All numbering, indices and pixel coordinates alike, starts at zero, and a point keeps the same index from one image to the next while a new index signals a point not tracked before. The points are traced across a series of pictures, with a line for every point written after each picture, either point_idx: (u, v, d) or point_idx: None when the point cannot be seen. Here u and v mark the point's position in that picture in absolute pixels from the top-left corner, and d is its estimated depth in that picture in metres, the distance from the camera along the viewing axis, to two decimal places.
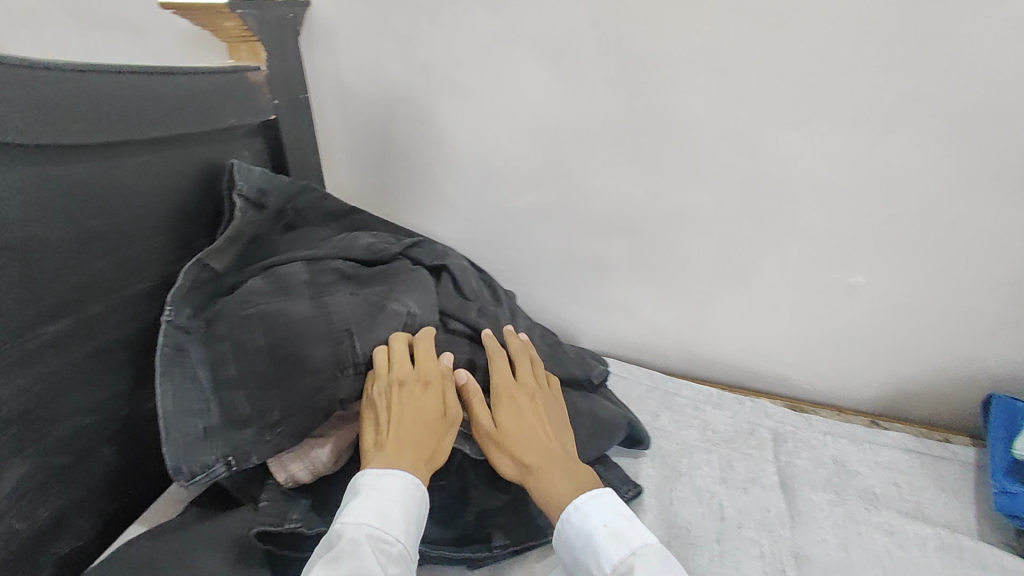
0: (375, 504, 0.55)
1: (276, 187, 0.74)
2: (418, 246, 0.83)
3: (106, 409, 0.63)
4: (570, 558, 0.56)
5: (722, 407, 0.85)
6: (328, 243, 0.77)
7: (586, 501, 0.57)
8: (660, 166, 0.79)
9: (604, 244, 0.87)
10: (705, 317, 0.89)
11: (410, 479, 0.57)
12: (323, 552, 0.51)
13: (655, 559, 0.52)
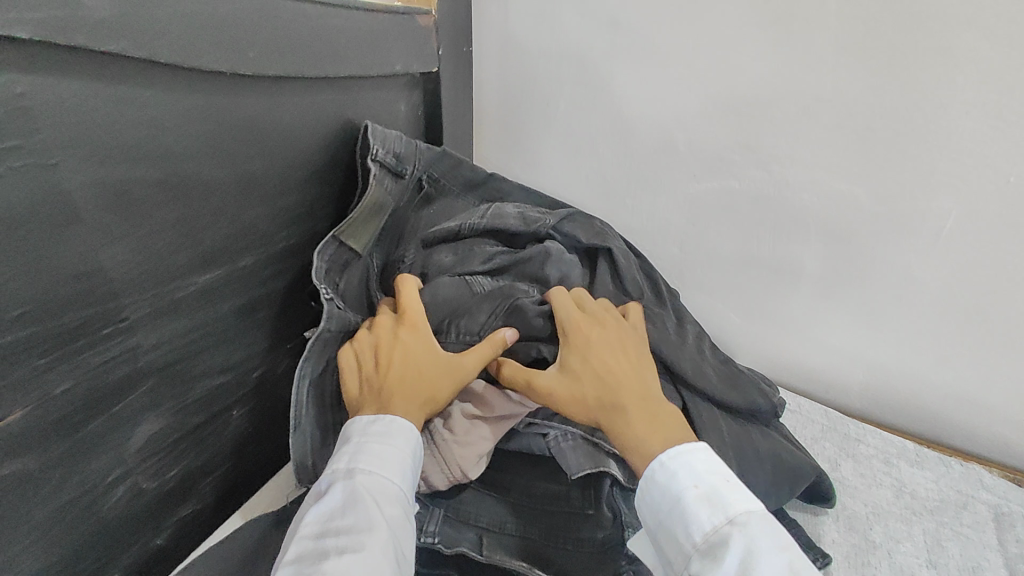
0: (367, 449, 0.48)
1: (416, 154, 0.67)
2: (574, 219, 0.69)
3: (240, 368, 0.60)
4: (653, 521, 0.47)
5: (921, 466, 0.69)
6: (474, 213, 0.66)
7: (676, 457, 0.47)
8: (893, 161, 0.65)
9: (794, 246, 0.74)
10: (908, 348, 0.74)
11: (403, 423, 0.50)
12: (314, 508, 0.46)
13: (757, 530, 0.42)
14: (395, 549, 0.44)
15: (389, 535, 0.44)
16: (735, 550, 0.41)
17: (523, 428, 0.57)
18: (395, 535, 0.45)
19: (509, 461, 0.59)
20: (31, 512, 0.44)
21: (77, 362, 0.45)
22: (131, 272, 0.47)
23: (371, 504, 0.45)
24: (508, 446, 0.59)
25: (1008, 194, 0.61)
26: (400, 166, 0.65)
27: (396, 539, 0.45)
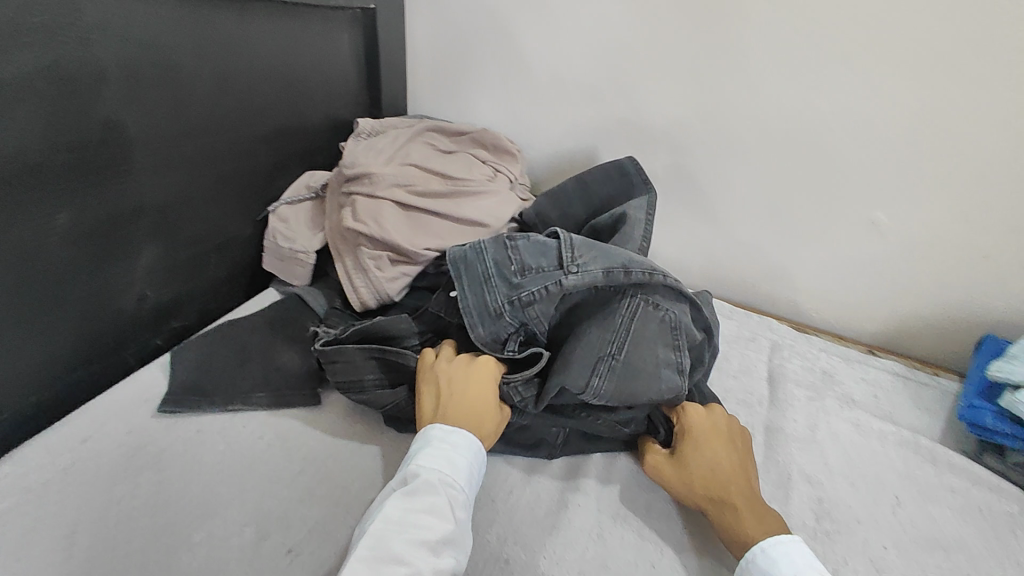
0: (447, 456, 0.54)
1: (532, 286, 0.63)
2: (685, 362, 0.61)
3: (218, 225, 0.78)
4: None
5: (731, 317, 0.94)
6: (585, 354, 0.60)
7: (777, 546, 0.53)
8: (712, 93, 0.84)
9: (652, 160, 0.93)
10: (739, 245, 0.94)
11: (473, 441, 0.57)
12: (402, 495, 0.51)
13: None
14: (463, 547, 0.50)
15: (453, 540, 0.49)
16: None
17: (433, 271, 0.75)
18: (458, 544, 0.50)
19: (420, 295, 0.76)
20: (70, 292, 0.63)
21: (95, 190, 0.62)
22: (134, 130, 0.64)
23: (450, 510, 0.50)
24: (423, 286, 0.76)
25: (791, 117, 0.81)
26: (506, 313, 0.63)
27: (458, 545, 0.49)
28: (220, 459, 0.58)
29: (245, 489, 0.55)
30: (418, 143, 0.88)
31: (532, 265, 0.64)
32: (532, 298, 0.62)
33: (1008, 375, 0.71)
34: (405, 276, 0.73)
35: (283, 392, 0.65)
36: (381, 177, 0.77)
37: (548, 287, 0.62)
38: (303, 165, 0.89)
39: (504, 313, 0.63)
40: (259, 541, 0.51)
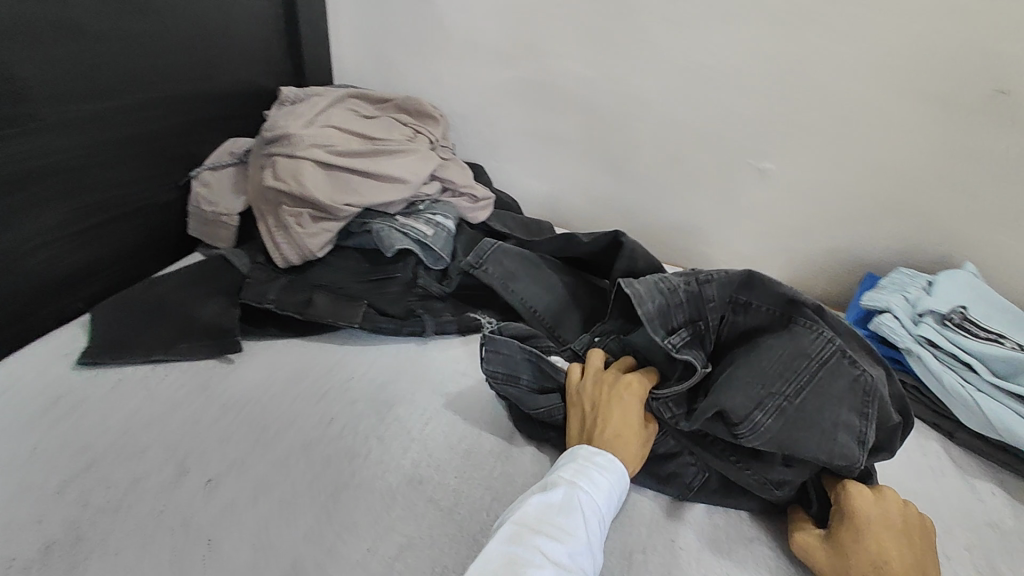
0: (589, 472, 0.52)
1: (731, 294, 0.59)
2: (868, 433, 0.53)
3: (135, 186, 0.77)
4: None
5: None
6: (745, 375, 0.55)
7: None
8: (617, 53, 0.90)
9: (566, 121, 0.99)
10: (650, 200, 1.00)
11: (625, 466, 0.54)
12: (539, 497, 0.49)
13: None
14: (593, 562, 0.47)
15: (583, 546, 0.47)
16: None
17: (357, 229, 0.79)
18: (591, 552, 0.47)
19: (345, 253, 0.80)
20: None
21: (6, 140, 0.61)
22: (39, 87, 0.63)
23: (581, 517, 0.48)
24: (349, 245, 0.80)
25: (687, 74, 0.88)
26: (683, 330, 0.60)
27: (587, 550, 0.47)
28: (141, 405, 0.59)
29: (165, 430, 0.57)
30: (336, 106, 0.89)
31: (754, 281, 0.58)
32: (720, 290, 0.59)
33: (876, 303, 0.80)
34: (328, 232, 0.76)
35: (204, 343, 0.66)
36: (299, 137, 0.79)
37: (760, 304, 0.58)
38: (224, 131, 0.89)
39: (701, 324, 0.60)
40: (180, 473, 0.53)
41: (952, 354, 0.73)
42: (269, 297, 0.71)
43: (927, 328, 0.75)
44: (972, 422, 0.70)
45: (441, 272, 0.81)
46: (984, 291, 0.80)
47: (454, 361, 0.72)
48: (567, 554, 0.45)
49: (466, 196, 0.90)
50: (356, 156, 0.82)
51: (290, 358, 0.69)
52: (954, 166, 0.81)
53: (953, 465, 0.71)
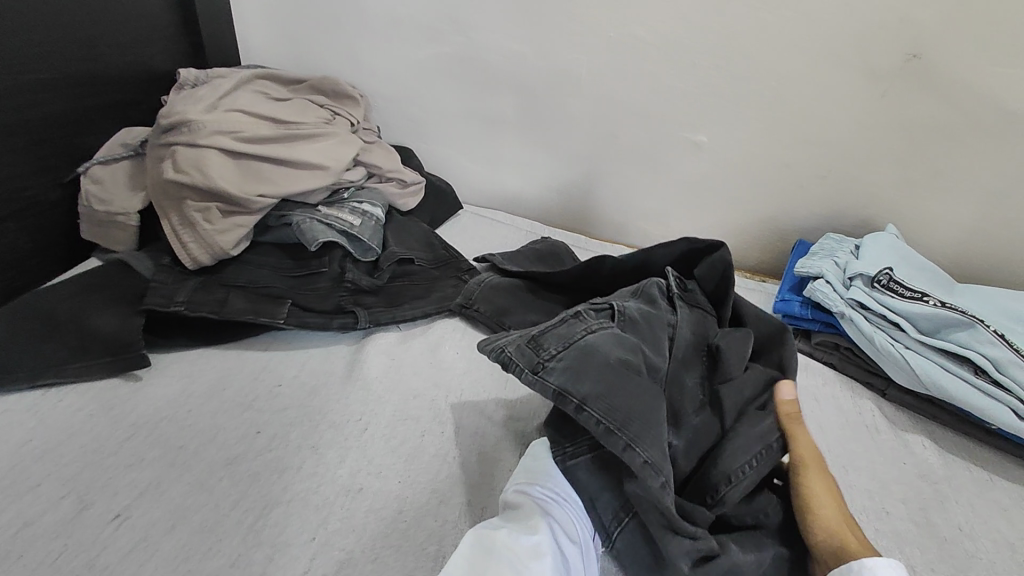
0: (526, 466, 0.51)
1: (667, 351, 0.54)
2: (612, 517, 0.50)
3: (9, 186, 0.67)
4: None
5: (586, 248, 0.97)
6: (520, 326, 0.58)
7: None
8: (545, 26, 0.86)
9: (496, 99, 0.94)
10: (587, 177, 0.98)
11: None
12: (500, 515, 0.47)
13: None
14: (563, 554, 0.44)
15: (563, 541, 0.45)
16: None
17: (275, 222, 0.74)
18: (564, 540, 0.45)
19: (264, 249, 0.74)
20: None
21: None
22: None
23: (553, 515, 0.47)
24: (267, 240, 0.74)
25: (618, 47, 0.85)
26: (544, 339, 0.52)
27: (568, 544, 0.45)
28: (28, 436, 0.52)
29: (62, 460, 0.50)
30: (244, 89, 0.82)
31: (578, 343, 0.51)
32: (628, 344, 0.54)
33: (808, 269, 0.81)
34: (242, 228, 0.70)
35: (103, 359, 0.59)
36: (200, 124, 0.71)
37: (587, 333, 0.52)
38: (116, 122, 0.80)
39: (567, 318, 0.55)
40: (80, 509, 0.47)
41: (880, 314, 0.75)
42: (173, 298, 0.64)
43: (857, 290, 0.77)
44: (903, 379, 0.72)
45: (372, 264, 0.75)
46: (905, 250, 0.82)
47: (389, 356, 0.68)
48: (536, 546, 0.43)
49: (394, 180, 0.86)
50: (268, 142, 0.75)
51: (207, 369, 0.63)
52: (875, 134, 0.83)
53: (887, 421, 0.73)
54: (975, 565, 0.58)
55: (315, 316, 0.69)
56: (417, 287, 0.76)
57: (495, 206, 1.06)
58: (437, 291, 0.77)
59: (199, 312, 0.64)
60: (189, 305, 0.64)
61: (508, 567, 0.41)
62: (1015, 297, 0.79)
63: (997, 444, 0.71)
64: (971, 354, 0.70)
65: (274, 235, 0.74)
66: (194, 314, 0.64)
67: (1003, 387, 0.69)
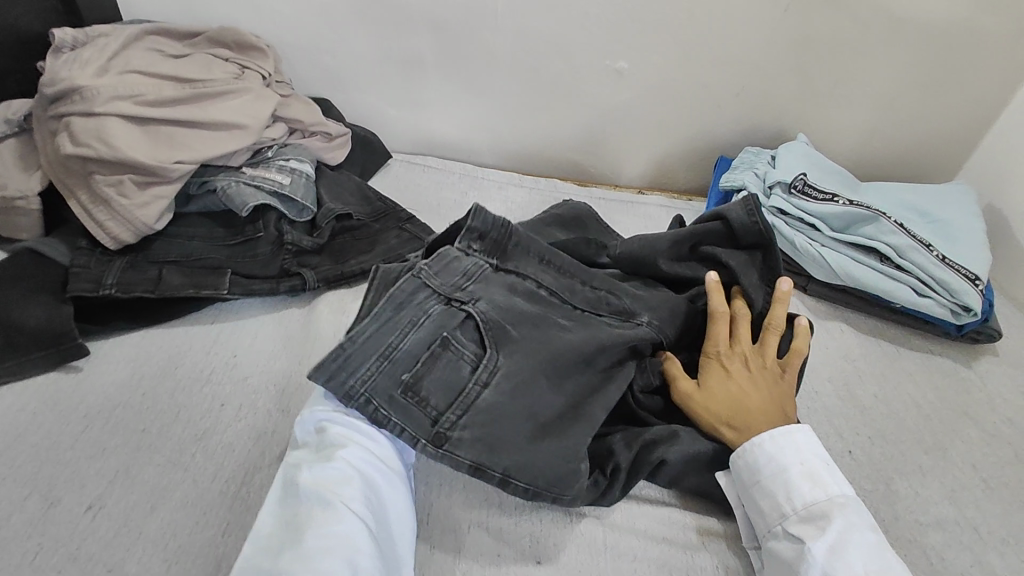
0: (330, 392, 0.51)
1: (563, 336, 0.55)
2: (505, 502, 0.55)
3: None
4: (755, 480, 0.51)
5: (521, 185, 0.97)
6: (367, 345, 0.50)
7: (786, 434, 0.51)
8: None
9: (412, 39, 0.91)
10: (514, 113, 0.97)
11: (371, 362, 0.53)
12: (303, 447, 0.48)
13: (854, 514, 0.48)
14: (366, 478, 0.46)
15: (364, 463, 0.47)
16: (836, 525, 0.47)
17: (197, 190, 0.69)
18: (363, 462, 0.47)
19: (190, 220, 0.70)
20: None
21: None
22: None
23: (353, 439, 0.48)
24: (191, 210, 0.70)
25: None
26: (423, 389, 0.50)
27: (374, 467, 0.47)
28: None
29: (16, 462, 0.49)
30: (135, 46, 0.74)
31: (473, 398, 0.50)
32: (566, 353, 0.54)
33: (730, 183, 0.87)
34: (166, 202, 0.66)
35: (36, 355, 0.55)
36: (94, 90, 0.65)
37: (471, 375, 0.51)
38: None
39: (431, 347, 0.51)
40: (48, 507, 0.47)
41: (797, 218, 0.82)
42: (105, 283, 0.60)
43: (777, 198, 0.83)
44: (821, 274, 0.80)
45: (309, 223, 0.73)
46: (815, 156, 0.89)
47: (344, 312, 0.67)
48: (346, 468, 0.45)
49: (318, 134, 0.82)
50: (174, 105, 0.70)
51: (153, 350, 0.60)
52: (779, 46, 0.88)
53: (809, 314, 0.81)
54: (889, 425, 0.67)
55: (262, 282, 0.67)
56: (362, 241, 0.75)
57: (424, 151, 1.04)
58: (381, 242, 0.76)
59: (133, 291, 0.61)
60: (122, 287, 0.61)
61: (318, 502, 0.43)
62: (910, 189, 0.88)
63: (902, 322, 0.80)
64: (878, 244, 0.78)
65: (199, 201, 0.70)
66: (127, 295, 0.61)
67: (904, 271, 0.77)
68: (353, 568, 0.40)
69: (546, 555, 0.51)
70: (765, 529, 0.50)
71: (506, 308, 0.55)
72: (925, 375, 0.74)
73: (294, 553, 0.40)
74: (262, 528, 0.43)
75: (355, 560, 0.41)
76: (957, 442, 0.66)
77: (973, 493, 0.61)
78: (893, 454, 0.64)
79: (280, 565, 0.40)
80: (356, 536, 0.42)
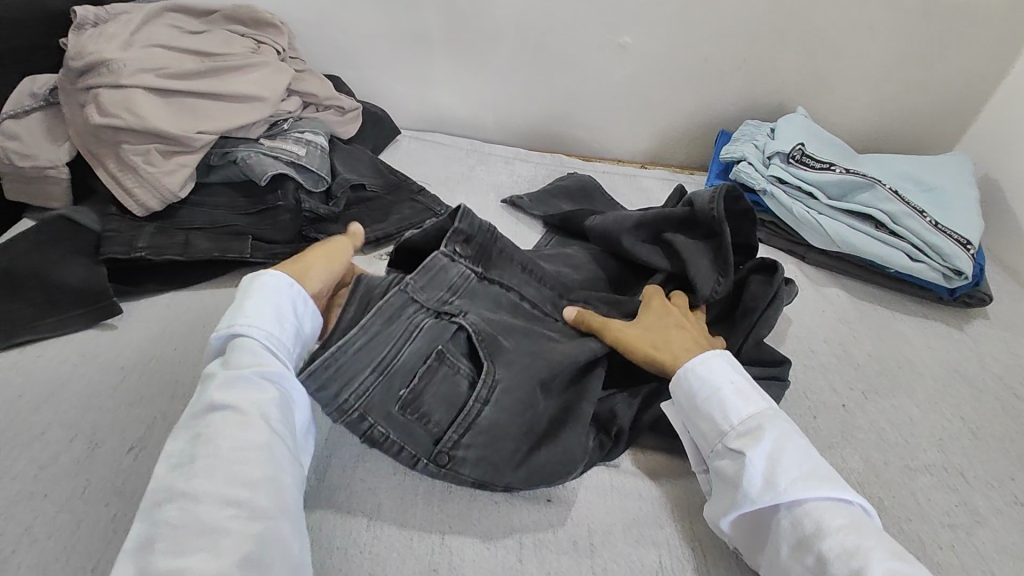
0: (240, 308, 0.49)
1: (555, 348, 0.58)
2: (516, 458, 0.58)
3: None
4: (692, 405, 0.54)
5: (527, 160, 1.00)
6: (360, 357, 0.52)
7: (709, 359, 0.55)
8: None
9: (421, 16, 0.93)
10: (520, 89, 1.00)
11: (292, 285, 0.51)
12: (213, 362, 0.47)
13: (779, 421, 0.52)
14: (280, 393, 0.46)
15: (278, 378, 0.47)
16: (766, 433, 0.50)
17: (219, 160, 0.72)
18: (275, 378, 0.47)
19: (213, 189, 0.73)
20: None
21: None
22: None
23: (267, 357, 0.47)
24: (214, 180, 0.73)
25: None
26: (422, 406, 0.53)
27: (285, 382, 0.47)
28: (20, 392, 0.53)
29: (61, 409, 0.53)
30: (155, 22, 0.76)
31: (474, 417, 0.53)
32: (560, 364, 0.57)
33: (731, 154, 0.89)
34: (190, 170, 0.69)
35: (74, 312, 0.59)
36: (121, 63, 0.68)
37: (469, 391, 0.54)
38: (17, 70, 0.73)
39: (427, 361, 0.54)
40: (94, 448, 0.50)
41: (796, 187, 0.85)
42: (136, 246, 0.64)
43: (776, 168, 0.85)
44: (818, 241, 0.83)
45: (325, 193, 0.76)
46: (813, 128, 0.91)
47: None
48: (263, 385, 0.45)
49: (332, 108, 0.85)
50: (195, 78, 0.72)
51: (182, 310, 0.63)
52: (778, 20, 0.90)
53: (807, 280, 0.84)
54: (881, 381, 0.70)
55: (283, 248, 0.70)
56: (376, 210, 0.78)
57: (432, 128, 1.06)
58: (395, 211, 0.79)
59: (163, 254, 0.65)
60: (152, 250, 0.64)
61: (236, 418, 0.43)
62: (905, 159, 0.90)
63: (896, 287, 0.83)
64: (874, 212, 0.81)
65: (222, 172, 0.73)
66: (157, 258, 0.64)
67: (898, 237, 0.80)
68: (274, 478, 0.42)
69: (557, 494, 0.55)
70: (708, 450, 0.53)
71: (499, 327, 0.58)
72: (917, 336, 0.77)
73: (210, 466, 0.41)
74: (173, 446, 0.43)
75: (271, 473, 0.42)
76: (947, 396, 0.70)
77: (961, 442, 0.65)
78: (886, 408, 0.67)
79: (198, 479, 0.40)
80: (273, 449, 0.43)
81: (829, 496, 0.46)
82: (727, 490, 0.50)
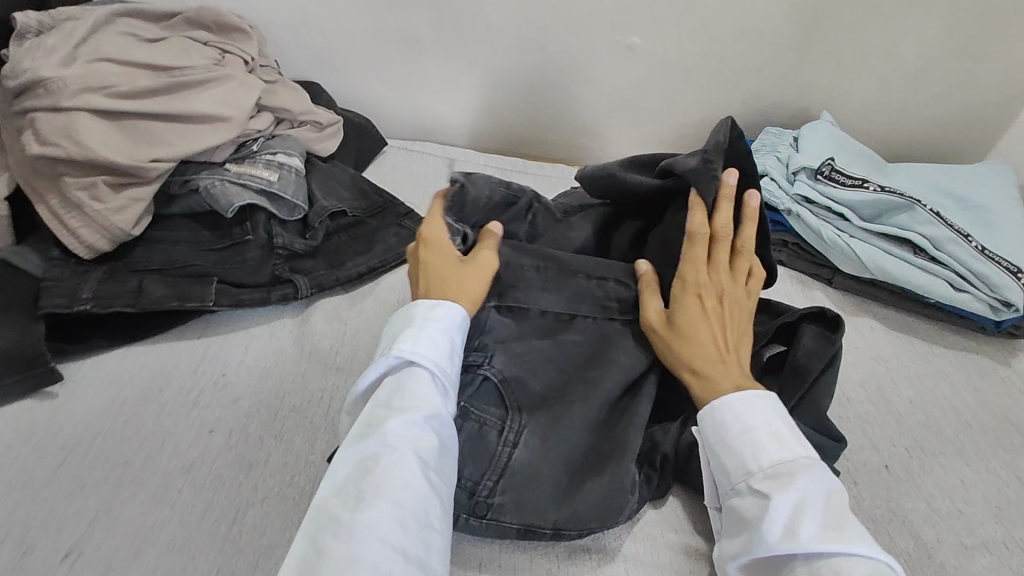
0: (404, 334, 0.47)
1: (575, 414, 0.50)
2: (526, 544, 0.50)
3: None
4: (719, 440, 0.46)
5: (526, 172, 0.91)
6: None
7: (741, 396, 0.46)
8: None
9: (407, 14, 0.84)
10: (518, 94, 0.91)
11: (460, 318, 0.49)
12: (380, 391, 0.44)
13: (819, 469, 0.43)
14: (438, 440, 0.43)
15: (441, 425, 0.43)
16: (798, 483, 0.42)
17: (179, 189, 0.64)
18: (439, 423, 0.43)
19: (173, 222, 0.65)
20: None
21: None
22: None
23: (431, 400, 0.44)
24: (174, 212, 0.65)
25: None
26: None
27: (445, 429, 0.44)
28: None
29: None
30: (104, 30, 0.67)
31: (507, 459, 0.48)
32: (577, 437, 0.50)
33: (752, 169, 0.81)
34: (144, 204, 0.61)
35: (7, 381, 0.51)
36: (59, 82, 0.59)
37: (497, 436, 0.49)
38: None
39: None
40: (22, 555, 0.43)
41: (824, 207, 0.76)
42: (82, 296, 0.56)
43: (802, 185, 0.77)
44: (850, 268, 0.75)
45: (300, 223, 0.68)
46: (842, 137, 0.82)
47: (341, 322, 0.62)
48: (432, 427, 0.43)
49: (308, 123, 0.76)
50: (149, 96, 0.64)
51: (135, 369, 0.56)
52: (805, 16, 0.81)
53: (836, 309, 0.76)
54: (925, 432, 0.63)
55: (251, 292, 0.62)
56: (358, 241, 0.70)
57: (423, 136, 0.97)
58: (378, 241, 0.70)
59: (113, 304, 0.57)
60: (100, 301, 0.56)
61: (391, 462, 0.40)
62: (943, 170, 0.82)
63: (936, 317, 0.75)
64: (912, 235, 0.73)
65: (182, 202, 0.65)
66: (106, 309, 0.56)
67: (940, 264, 0.72)
68: (423, 544, 0.38)
69: None
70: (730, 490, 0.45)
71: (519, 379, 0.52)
72: (961, 375, 0.70)
73: (371, 512, 0.37)
74: (337, 480, 0.40)
75: (429, 523, 0.39)
76: (999, 449, 0.62)
77: (1018, 507, 0.57)
78: (932, 467, 0.60)
79: (362, 515, 0.37)
80: (427, 505, 0.39)
81: (862, 561, 0.38)
82: (744, 535, 0.43)
